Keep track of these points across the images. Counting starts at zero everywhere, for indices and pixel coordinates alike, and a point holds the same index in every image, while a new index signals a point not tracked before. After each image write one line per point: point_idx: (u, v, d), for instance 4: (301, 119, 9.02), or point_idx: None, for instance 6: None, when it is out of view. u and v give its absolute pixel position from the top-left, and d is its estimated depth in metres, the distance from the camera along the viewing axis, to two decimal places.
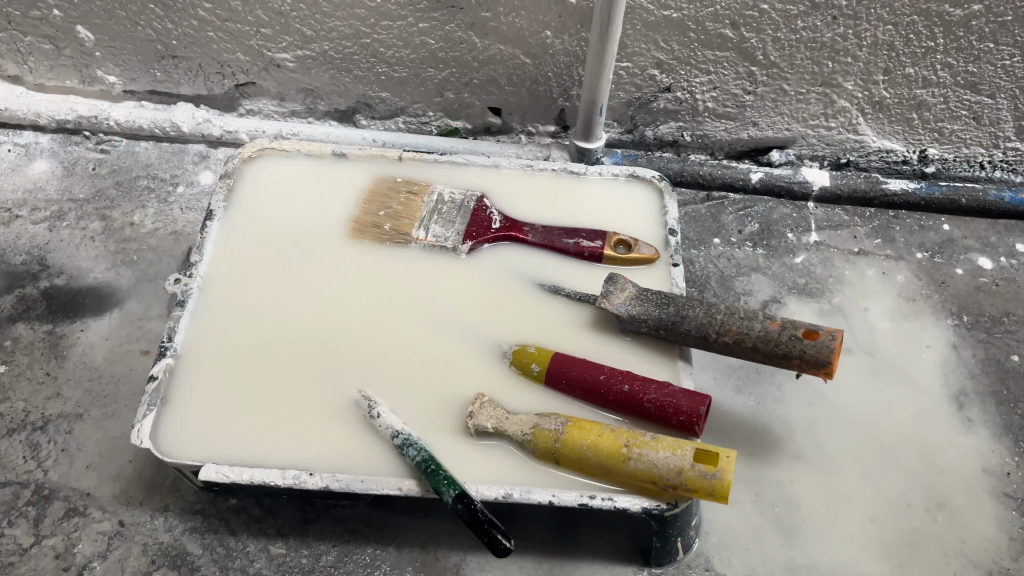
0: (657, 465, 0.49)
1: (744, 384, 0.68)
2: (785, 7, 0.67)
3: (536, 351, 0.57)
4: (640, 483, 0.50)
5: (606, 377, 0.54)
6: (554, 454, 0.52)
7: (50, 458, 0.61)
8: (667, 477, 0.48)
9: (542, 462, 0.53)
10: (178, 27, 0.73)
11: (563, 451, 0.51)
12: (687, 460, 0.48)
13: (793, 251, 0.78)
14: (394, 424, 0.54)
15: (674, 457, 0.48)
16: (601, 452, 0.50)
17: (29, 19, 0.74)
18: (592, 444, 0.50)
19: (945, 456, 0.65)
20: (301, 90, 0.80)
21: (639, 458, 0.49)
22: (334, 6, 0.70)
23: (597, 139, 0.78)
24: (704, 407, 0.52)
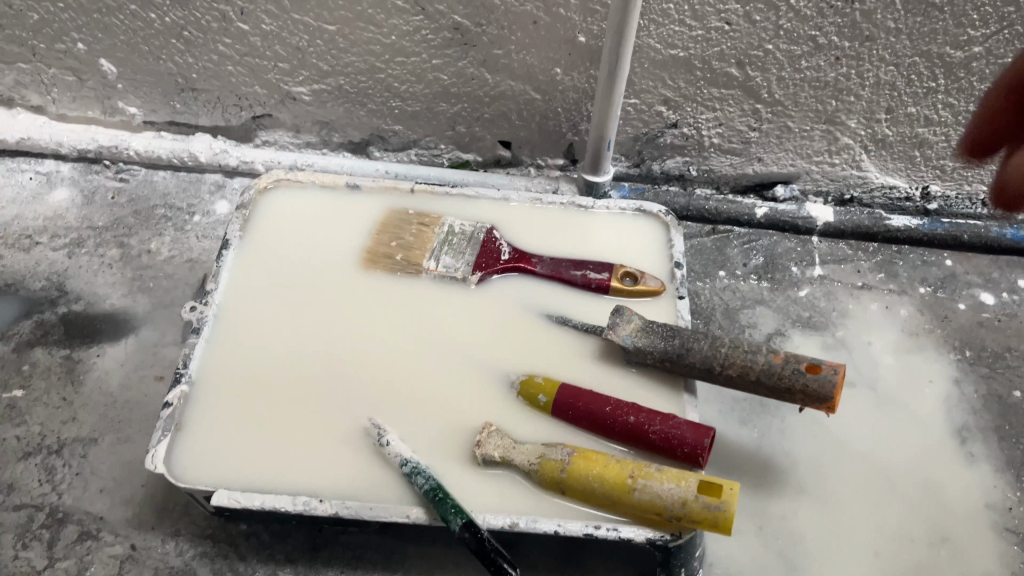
0: (661, 496, 0.50)
1: (749, 416, 0.69)
2: (789, 47, 0.69)
3: (543, 382, 0.58)
4: (644, 514, 0.51)
5: (612, 409, 0.55)
6: (560, 484, 0.52)
7: (65, 481, 0.62)
8: (670, 508, 0.49)
9: (547, 491, 0.54)
10: (198, 62, 0.76)
11: (568, 481, 0.52)
12: (691, 492, 0.49)
13: (797, 285, 0.79)
14: (403, 452, 0.55)
15: (678, 489, 0.49)
16: (606, 482, 0.51)
17: (54, 52, 0.76)
18: (598, 475, 0.51)
19: (947, 491, 0.65)
20: (315, 122, 0.82)
21: (643, 489, 0.50)
22: (349, 43, 0.72)
23: (605, 173, 0.79)
24: (708, 439, 0.53)
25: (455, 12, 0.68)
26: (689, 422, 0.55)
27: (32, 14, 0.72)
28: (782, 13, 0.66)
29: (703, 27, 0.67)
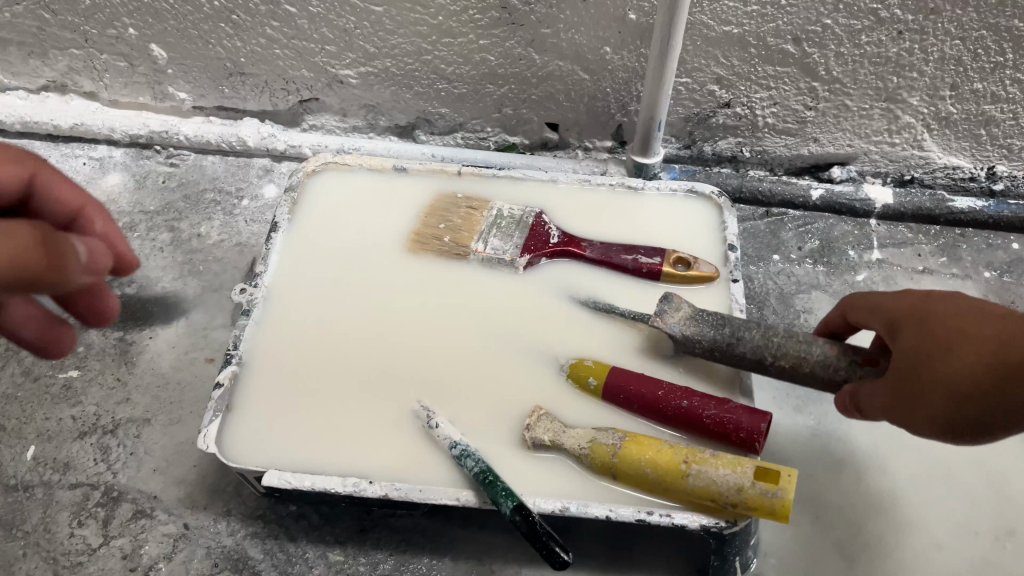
0: (716, 482, 0.48)
1: (805, 404, 0.67)
2: (849, 22, 0.66)
3: (593, 365, 0.57)
4: (699, 500, 0.49)
5: (665, 393, 0.54)
6: (611, 468, 0.51)
7: (119, 461, 0.62)
8: (726, 494, 0.48)
9: (599, 476, 0.53)
10: (247, 45, 0.76)
11: (620, 466, 0.51)
12: (748, 478, 0.48)
13: (854, 269, 0.76)
14: (453, 435, 0.54)
15: (734, 475, 0.48)
16: (660, 467, 0.50)
17: (105, 37, 0.77)
18: (650, 460, 0.50)
19: (1015, 483, 0.63)
20: (362, 106, 0.81)
21: (698, 475, 0.49)
22: (396, 24, 0.72)
23: (655, 154, 0.78)
24: (765, 424, 0.51)
25: None
26: (746, 411, 0.53)
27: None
28: None
29: (759, 2, 0.65)
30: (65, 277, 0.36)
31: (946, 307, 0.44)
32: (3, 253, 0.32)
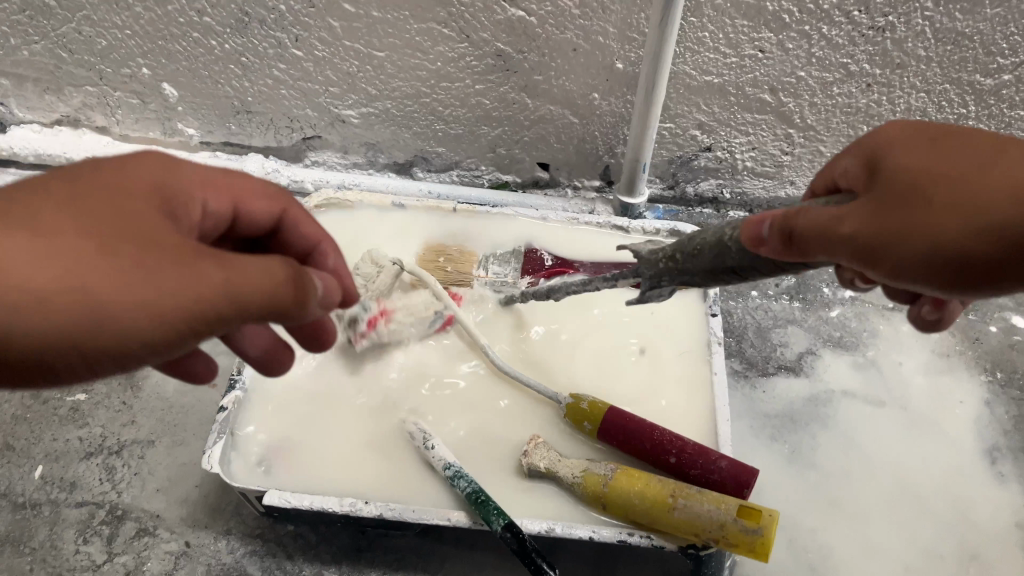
0: (701, 517, 0.51)
1: (779, 433, 0.70)
2: (821, 74, 0.71)
3: (588, 408, 0.59)
4: (682, 533, 0.52)
5: (660, 439, 0.57)
6: (601, 498, 0.55)
7: (124, 481, 0.65)
8: (709, 530, 0.51)
9: (589, 504, 0.56)
10: (254, 86, 0.80)
11: (609, 496, 0.54)
12: (731, 515, 0.50)
13: (828, 305, 0.80)
14: (447, 456, 0.57)
15: (718, 511, 0.51)
16: (647, 500, 0.53)
17: (120, 76, 0.81)
18: (639, 492, 0.53)
19: (978, 509, 0.66)
20: (362, 144, 0.85)
21: (684, 508, 0.52)
22: (397, 68, 0.76)
23: (640, 194, 0.82)
24: (749, 484, 0.54)
25: (498, 39, 0.72)
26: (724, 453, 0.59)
27: (101, 41, 0.77)
28: (813, 41, 0.68)
29: (737, 55, 0.70)
30: (300, 309, 0.39)
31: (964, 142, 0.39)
32: (260, 281, 0.36)
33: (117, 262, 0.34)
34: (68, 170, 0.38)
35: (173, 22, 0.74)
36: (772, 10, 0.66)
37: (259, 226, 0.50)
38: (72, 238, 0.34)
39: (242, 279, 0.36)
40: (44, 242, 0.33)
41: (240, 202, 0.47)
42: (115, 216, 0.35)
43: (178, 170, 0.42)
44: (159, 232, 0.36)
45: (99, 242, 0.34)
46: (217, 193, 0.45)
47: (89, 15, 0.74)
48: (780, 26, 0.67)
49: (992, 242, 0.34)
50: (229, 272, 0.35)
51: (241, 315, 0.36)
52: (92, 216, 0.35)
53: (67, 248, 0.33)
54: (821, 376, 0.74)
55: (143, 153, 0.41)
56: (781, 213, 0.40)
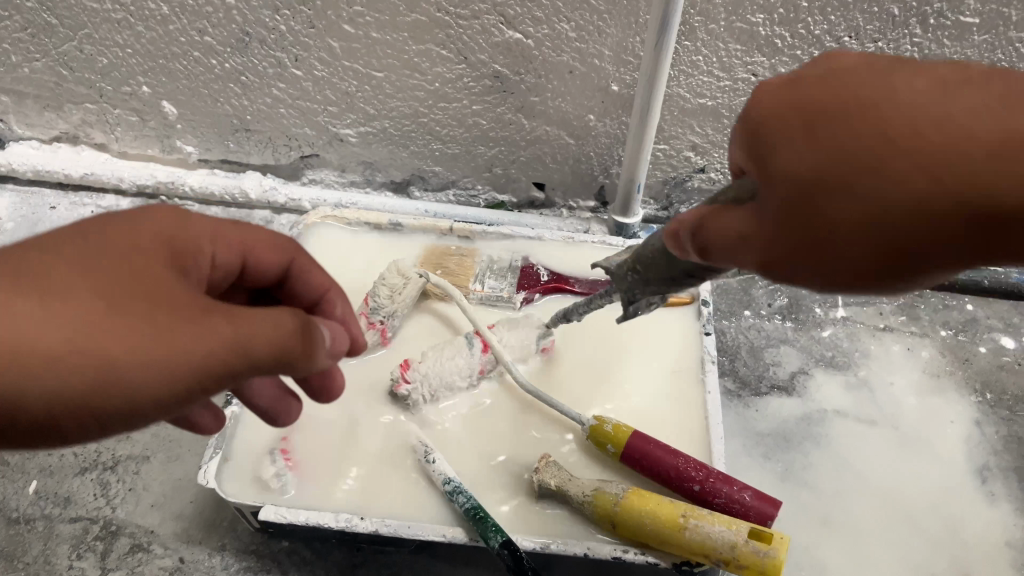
0: (712, 537, 0.52)
1: (772, 451, 0.71)
2: None
3: (612, 430, 0.59)
4: (692, 555, 0.52)
5: (685, 464, 0.57)
6: (611, 518, 0.55)
7: (118, 496, 0.65)
8: (720, 551, 0.51)
9: (597, 524, 0.56)
10: (253, 104, 0.80)
11: (620, 515, 0.54)
12: (742, 537, 0.51)
13: (820, 325, 0.80)
14: (445, 471, 0.58)
15: (730, 533, 0.52)
16: (659, 520, 0.53)
17: (120, 93, 0.82)
18: (651, 512, 0.53)
19: (968, 528, 0.67)
20: (359, 162, 0.86)
21: (695, 529, 0.52)
22: (395, 89, 0.77)
23: (635, 214, 0.83)
24: (772, 516, 0.54)
25: (496, 61, 0.73)
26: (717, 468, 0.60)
27: (102, 59, 0.78)
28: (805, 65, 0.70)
29: (731, 78, 0.71)
30: (310, 363, 0.40)
31: (875, 75, 0.31)
32: (268, 337, 0.37)
33: (128, 322, 0.34)
34: (81, 222, 0.39)
35: (174, 41, 0.75)
36: (765, 35, 0.67)
37: (267, 280, 0.51)
38: (85, 296, 0.34)
39: (252, 335, 0.37)
40: (57, 303, 0.33)
41: (251, 252, 0.47)
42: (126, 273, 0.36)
43: (190, 221, 0.43)
44: (169, 288, 0.37)
45: (109, 301, 0.35)
46: (229, 243, 0.45)
47: (91, 33, 0.75)
48: (772, 50, 0.69)
49: (935, 239, 0.29)
50: (237, 329, 0.36)
51: (251, 370, 0.37)
52: (102, 275, 0.35)
53: (80, 306, 0.34)
54: (813, 396, 0.75)
55: (156, 205, 0.42)
56: (689, 219, 0.37)
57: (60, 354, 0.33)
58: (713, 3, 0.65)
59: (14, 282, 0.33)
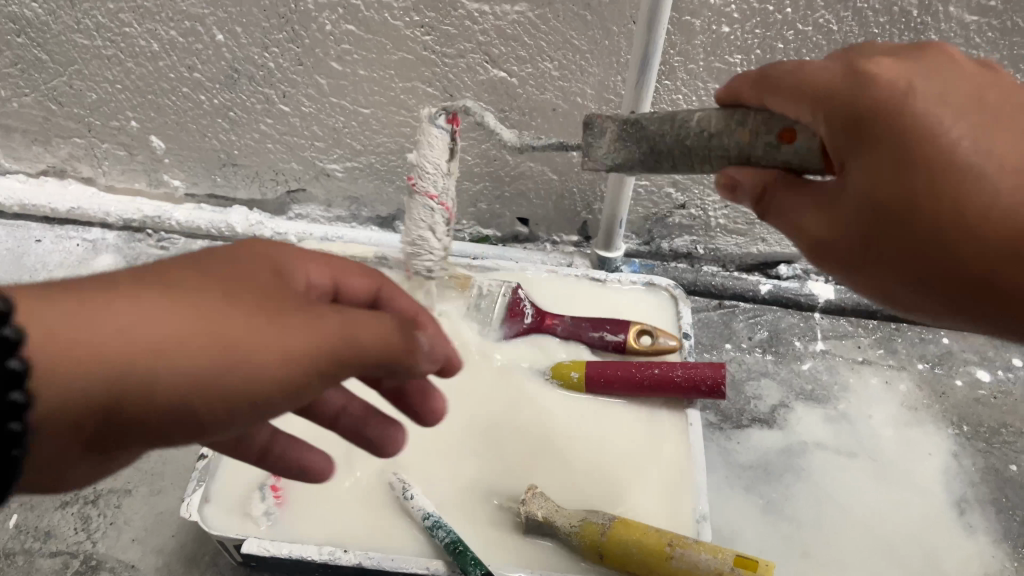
0: (698, 564, 0.55)
1: (754, 483, 0.71)
2: None
3: (571, 363, 0.70)
4: None
5: (639, 367, 0.68)
6: (599, 548, 0.56)
7: (99, 530, 0.65)
8: None
9: (583, 555, 0.57)
10: (240, 139, 0.82)
11: (608, 545, 0.56)
12: (728, 563, 0.54)
13: (800, 358, 0.82)
14: (427, 505, 0.58)
15: (715, 559, 0.55)
16: (645, 548, 0.56)
17: (108, 128, 0.82)
18: (637, 540, 0.56)
19: (947, 560, 0.67)
20: (346, 197, 0.87)
21: (682, 557, 0.55)
22: (382, 125, 0.78)
23: (617, 249, 0.84)
24: (724, 372, 0.67)
25: (480, 99, 0.74)
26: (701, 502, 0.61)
27: (91, 94, 0.79)
28: None
29: None
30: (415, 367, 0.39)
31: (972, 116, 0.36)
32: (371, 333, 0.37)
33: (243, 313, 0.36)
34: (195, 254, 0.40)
35: (163, 77, 0.76)
36: None
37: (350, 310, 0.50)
38: (201, 295, 0.36)
39: (365, 330, 0.37)
40: (179, 300, 0.35)
41: (341, 280, 0.47)
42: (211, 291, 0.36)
43: (280, 251, 0.43)
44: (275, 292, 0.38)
45: (226, 297, 0.36)
46: (320, 267, 0.45)
47: (81, 69, 0.76)
48: None
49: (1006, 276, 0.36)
50: (348, 322, 0.37)
51: (363, 367, 0.37)
52: (223, 285, 0.37)
53: (197, 305, 0.35)
54: (794, 428, 0.76)
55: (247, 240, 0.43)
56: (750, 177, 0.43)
57: (184, 346, 0.33)
58: (692, 44, 0.67)
59: (138, 284, 0.35)
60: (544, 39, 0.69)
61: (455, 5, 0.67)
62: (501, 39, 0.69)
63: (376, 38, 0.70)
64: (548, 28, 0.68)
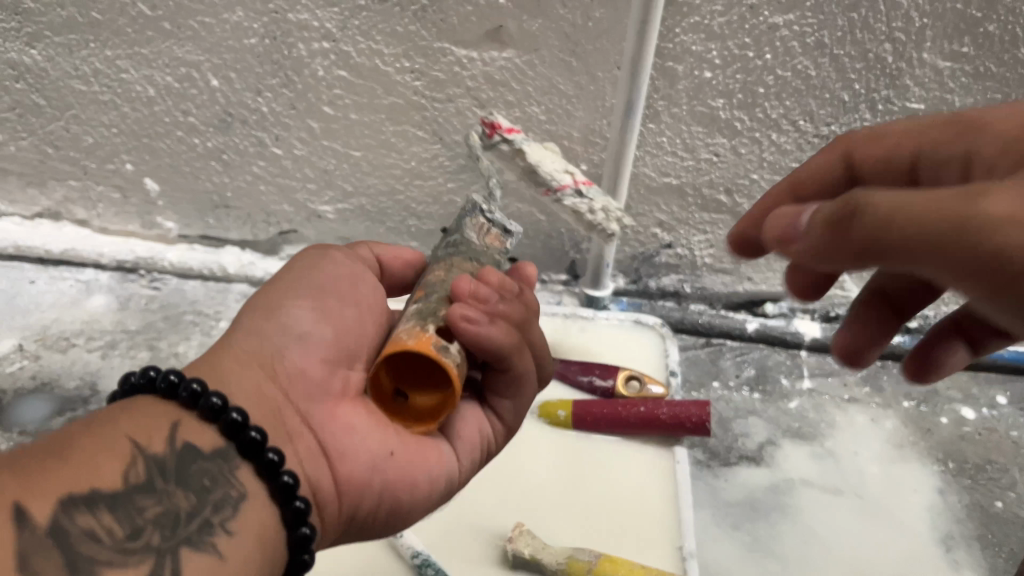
0: None
1: (741, 521, 0.70)
2: (773, 177, 0.76)
3: (559, 402, 0.72)
4: None
5: (624, 408, 0.70)
6: None
7: None
8: None
9: None
10: (233, 181, 0.83)
11: None
12: None
13: (787, 396, 0.83)
14: (415, 544, 0.61)
15: None
16: None
17: (104, 171, 0.84)
18: None
19: None
20: (337, 239, 0.88)
21: None
22: (373, 167, 0.79)
23: (604, 287, 0.85)
24: (708, 410, 0.69)
25: None
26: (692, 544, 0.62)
27: (87, 138, 0.81)
28: (764, 147, 0.73)
29: (694, 158, 0.75)
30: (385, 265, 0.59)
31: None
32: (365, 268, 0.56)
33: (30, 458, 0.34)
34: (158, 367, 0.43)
35: (158, 121, 0.78)
36: (725, 118, 0.71)
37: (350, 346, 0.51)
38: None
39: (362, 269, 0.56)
40: None
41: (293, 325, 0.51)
42: (258, 312, 0.49)
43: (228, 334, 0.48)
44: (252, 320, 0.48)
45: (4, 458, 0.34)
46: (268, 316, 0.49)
47: (78, 114, 0.78)
48: (732, 132, 0.72)
49: None
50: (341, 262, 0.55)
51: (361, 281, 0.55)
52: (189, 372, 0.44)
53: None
54: (781, 466, 0.76)
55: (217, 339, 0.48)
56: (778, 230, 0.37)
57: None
58: (675, 88, 0.69)
59: None
60: (530, 84, 0.70)
61: (444, 52, 0.69)
62: (489, 84, 0.71)
63: (367, 83, 0.72)
64: (535, 74, 0.69)
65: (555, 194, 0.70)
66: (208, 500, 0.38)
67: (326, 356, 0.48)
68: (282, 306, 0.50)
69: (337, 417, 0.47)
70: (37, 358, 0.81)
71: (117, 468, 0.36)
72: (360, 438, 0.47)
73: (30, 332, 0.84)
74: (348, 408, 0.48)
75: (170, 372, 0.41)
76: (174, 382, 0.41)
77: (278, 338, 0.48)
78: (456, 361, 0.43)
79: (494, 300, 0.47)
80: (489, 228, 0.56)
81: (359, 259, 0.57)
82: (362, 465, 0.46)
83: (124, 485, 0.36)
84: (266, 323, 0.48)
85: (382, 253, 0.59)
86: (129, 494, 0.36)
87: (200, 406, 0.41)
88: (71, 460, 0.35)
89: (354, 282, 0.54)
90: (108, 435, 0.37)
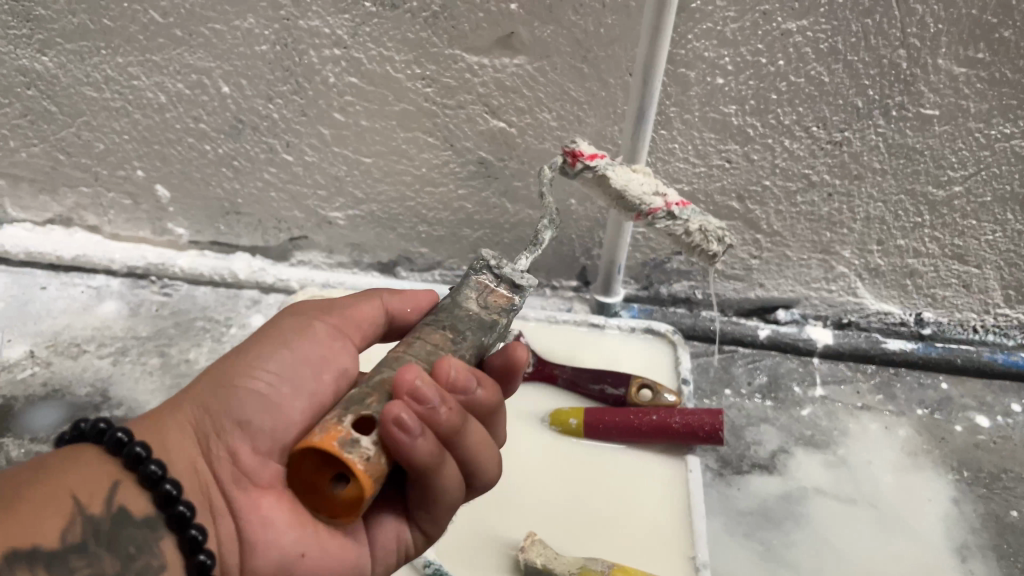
0: None
1: (755, 530, 0.70)
2: (785, 183, 0.75)
3: (571, 410, 0.72)
4: None
5: (636, 416, 0.70)
6: None
7: None
8: None
9: None
10: (244, 188, 0.83)
11: None
12: None
13: (799, 404, 0.82)
14: (426, 553, 0.61)
15: None
16: None
17: (115, 177, 0.84)
18: None
19: None
20: (347, 245, 0.88)
21: None
22: (383, 174, 0.79)
23: (616, 293, 0.85)
24: (720, 419, 0.68)
25: (480, 148, 0.76)
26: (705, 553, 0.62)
27: (99, 144, 0.81)
28: (777, 154, 0.73)
29: (706, 165, 0.74)
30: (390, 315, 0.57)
31: None
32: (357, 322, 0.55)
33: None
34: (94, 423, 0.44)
35: (169, 128, 0.78)
36: (737, 124, 0.71)
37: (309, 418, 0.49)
38: None
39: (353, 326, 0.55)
40: None
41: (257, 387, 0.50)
42: (217, 376, 0.48)
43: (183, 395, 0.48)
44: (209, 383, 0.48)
45: None
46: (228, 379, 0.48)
47: (89, 120, 0.79)
48: (745, 139, 0.72)
49: None
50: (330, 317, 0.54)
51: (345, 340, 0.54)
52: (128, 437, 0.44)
53: None
54: (793, 474, 0.75)
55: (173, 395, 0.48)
56: None
57: None
58: (687, 95, 0.69)
59: None
60: (542, 90, 0.70)
61: (455, 59, 0.69)
62: (500, 91, 0.71)
63: (378, 89, 0.72)
64: (547, 80, 0.69)
65: (646, 219, 0.67)
66: (132, 569, 0.40)
67: (270, 438, 0.47)
68: (241, 371, 0.48)
69: (260, 507, 0.46)
70: (48, 364, 0.81)
71: (58, 524, 0.38)
72: (277, 534, 0.45)
73: (41, 338, 0.84)
74: (273, 498, 0.46)
75: (119, 430, 0.42)
76: (121, 441, 0.42)
77: (224, 412, 0.47)
78: (366, 459, 0.38)
79: (434, 401, 0.42)
80: (496, 284, 0.50)
81: (365, 315, 0.55)
82: (271, 560, 0.45)
83: (61, 545, 0.38)
84: (221, 391, 0.47)
85: (393, 305, 0.57)
86: (64, 555, 0.38)
87: (140, 472, 0.42)
88: (19, 513, 0.37)
89: (332, 346, 0.52)
90: (55, 489, 0.39)
